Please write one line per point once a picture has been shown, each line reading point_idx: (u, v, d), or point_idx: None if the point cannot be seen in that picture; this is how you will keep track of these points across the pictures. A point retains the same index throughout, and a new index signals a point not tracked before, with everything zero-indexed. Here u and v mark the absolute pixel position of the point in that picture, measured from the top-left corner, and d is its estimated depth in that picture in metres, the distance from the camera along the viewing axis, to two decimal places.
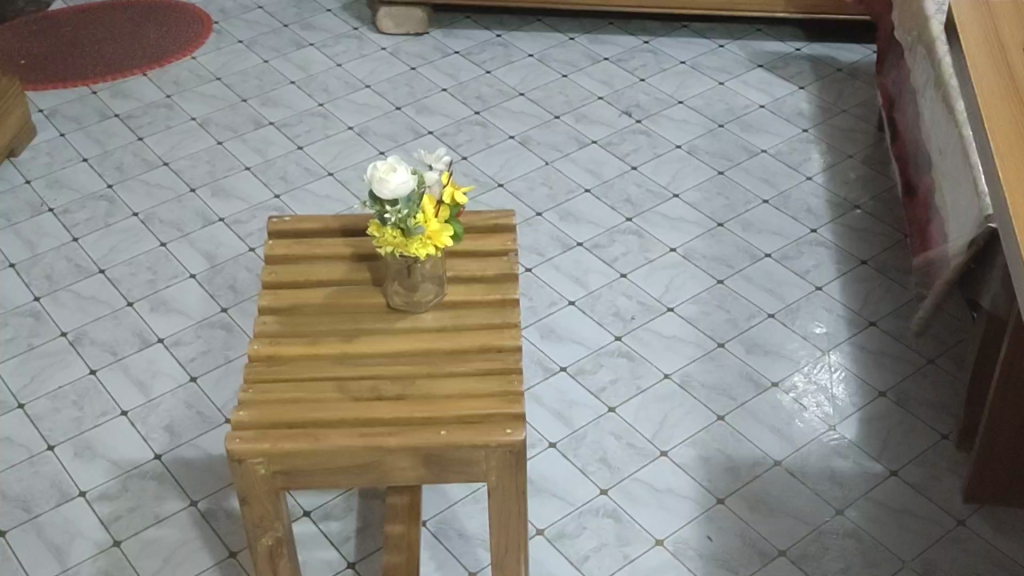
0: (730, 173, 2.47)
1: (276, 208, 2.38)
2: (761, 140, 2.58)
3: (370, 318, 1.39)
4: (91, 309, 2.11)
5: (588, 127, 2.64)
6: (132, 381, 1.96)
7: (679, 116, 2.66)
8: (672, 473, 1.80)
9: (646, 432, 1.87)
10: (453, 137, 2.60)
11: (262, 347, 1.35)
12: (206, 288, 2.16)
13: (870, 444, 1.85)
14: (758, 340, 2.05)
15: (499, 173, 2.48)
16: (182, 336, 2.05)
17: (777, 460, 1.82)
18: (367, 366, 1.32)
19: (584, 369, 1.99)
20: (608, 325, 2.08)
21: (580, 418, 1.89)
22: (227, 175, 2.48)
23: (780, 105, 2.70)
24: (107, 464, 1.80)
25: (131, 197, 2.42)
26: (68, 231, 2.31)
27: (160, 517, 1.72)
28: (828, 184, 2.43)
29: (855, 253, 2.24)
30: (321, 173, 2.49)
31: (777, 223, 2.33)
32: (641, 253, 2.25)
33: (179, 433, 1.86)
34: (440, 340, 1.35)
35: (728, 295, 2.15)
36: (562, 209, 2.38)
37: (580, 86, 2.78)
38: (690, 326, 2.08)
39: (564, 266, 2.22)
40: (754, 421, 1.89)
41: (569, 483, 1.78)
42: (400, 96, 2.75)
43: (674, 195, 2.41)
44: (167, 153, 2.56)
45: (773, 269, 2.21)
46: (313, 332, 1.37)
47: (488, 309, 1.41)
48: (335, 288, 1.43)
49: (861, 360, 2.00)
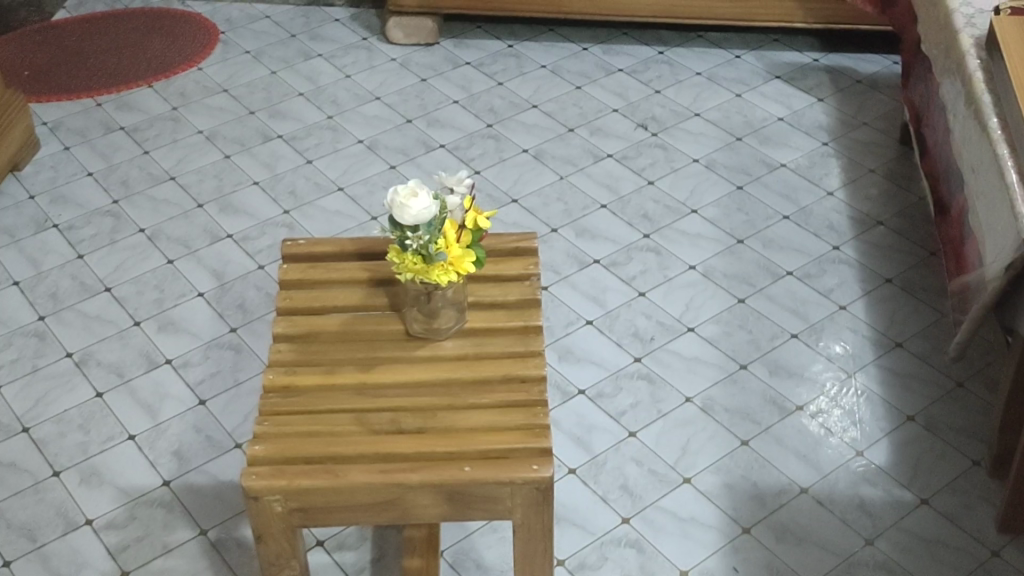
0: (750, 188, 2.42)
1: (286, 223, 2.34)
2: (781, 153, 2.53)
3: (388, 346, 1.33)
4: (97, 329, 2.06)
5: (603, 140, 2.58)
6: (140, 404, 1.91)
7: (696, 129, 2.61)
8: (696, 501, 1.75)
9: (668, 458, 1.82)
10: (465, 151, 2.55)
11: (277, 377, 1.28)
12: (215, 307, 2.11)
13: (899, 471, 1.79)
14: (782, 362, 2.00)
15: (513, 188, 2.44)
16: (190, 357, 2.00)
17: (804, 488, 1.77)
18: (387, 397, 1.26)
19: (603, 392, 1.93)
20: (627, 345, 2.03)
21: (601, 443, 1.84)
22: (235, 190, 2.43)
23: (799, 117, 2.65)
24: (115, 491, 1.75)
25: (138, 213, 2.37)
26: (74, 248, 2.26)
27: (168, 547, 1.66)
28: (849, 200, 2.38)
29: (880, 271, 2.19)
30: (332, 188, 2.44)
31: (798, 240, 2.28)
32: (659, 271, 2.20)
33: (189, 459, 1.80)
34: (463, 370, 1.29)
35: (751, 314, 2.10)
36: (578, 225, 2.33)
37: (594, 98, 2.73)
38: (712, 346, 2.03)
39: (581, 284, 2.17)
40: (780, 446, 1.84)
41: (590, 512, 1.73)
42: (412, 108, 2.70)
43: (692, 211, 2.36)
44: (174, 167, 2.51)
45: (796, 288, 2.16)
46: (331, 360, 1.31)
47: (511, 337, 1.34)
48: (352, 315, 1.37)
49: (888, 383, 1.95)
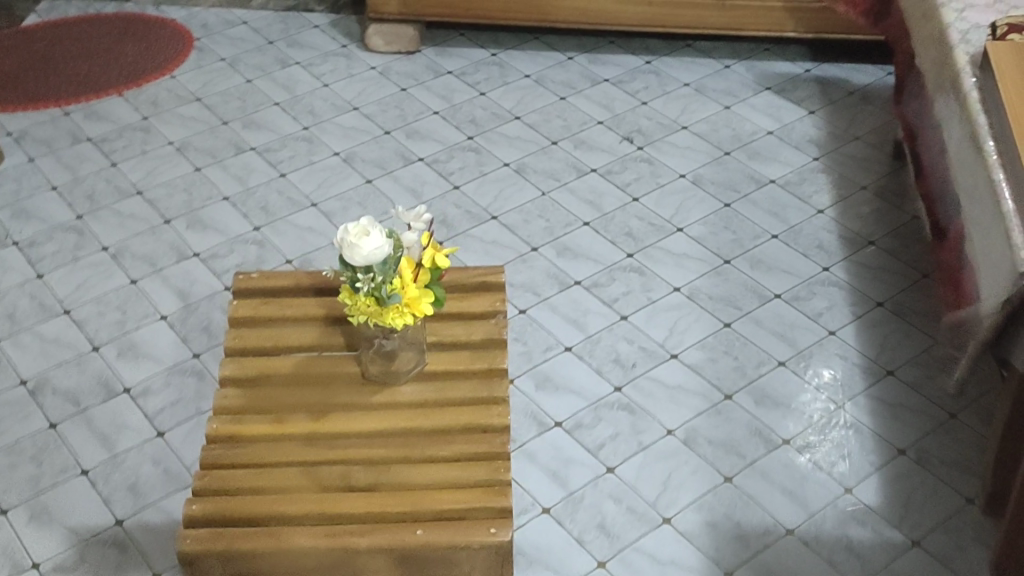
0: (738, 205, 2.34)
1: (256, 240, 2.25)
2: (770, 169, 2.44)
3: (344, 390, 1.27)
4: (55, 353, 1.98)
5: (587, 154, 2.50)
6: (96, 434, 1.82)
7: (683, 142, 2.53)
8: (677, 542, 1.66)
9: (648, 495, 1.73)
10: (444, 165, 2.47)
11: (223, 426, 1.23)
12: (179, 330, 2.03)
13: (888, 510, 1.71)
14: (768, 390, 1.91)
15: (493, 204, 2.35)
16: (151, 385, 1.91)
17: (790, 528, 1.68)
18: (338, 449, 1.20)
19: (582, 423, 1.85)
20: (608, 372, 1.95)
21: (578, 478, 1.76)
22: (205, 205, 2.35)
23: (789, 131, 2.56)
24: (65, 531, 1.67)
25: (103, 228, 2.28)
26: (34, 266, 2.18)
27: None
28: (840, 219, 2.29)
29: (870, 294, 2.11)
30: (305, 203, 2.35)
31: (787, 260, 2.19)
32: (643, 293, 2.11)
33: (144, 494, 1.72)
34: (420, 419, 1.23)
35: (737, 339, 2.01)
36: (560, 243, 2.24)
37: (579, 110, 2.65)
38: (696, 374, 1.95)
39: (561, 306, 2.09)
40: (766, 482, 1.75)
41: (565, 554, 1.64)
42: (391, 119, 2.62)
43: (678, 229, 2.28)
44: (142, 181, 2.42)
45: (784, 311, 2.07)
46: (282, 406, 1.25)
47: (474, 381, 1.28)
48: (306, 355, 1.31)
49: (878, 414, 1.87)
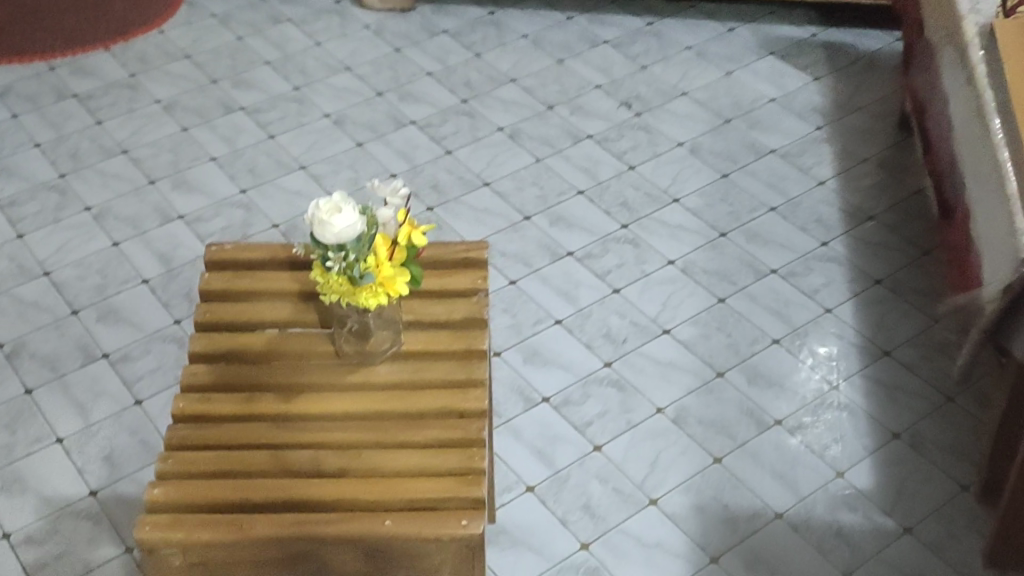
0: (736, 176, 2.28)
1: (242, 203, 2.20)
2: (771, 138, 2.38)
3: (316, 370, 1.22)
4: (33, 317, 1.93)
5: (584, 120, 2.44)
6: (72, 402, 1.78)
7: (683, 109, 2.46)
8: (663, 525, 1.63)
9: (635, 475, 1.69)
10: (437, 129, 2.40)
11: (189, 406, 1.19)
12: (160, 295, 1.98)
13: (881, 495, 1.67)
14: (762, 369, 1.87)
15: (485, 170, 2.29)
16: (130, 351, 1.87)
17: (779, 512, 1.65)
18: (307, 433, 1.16)
19: (570, 399, 1.81)
20: (598, 347, 1.90)
21: (564, 457, 1.72)
22: (191, 166, 2.29)
23: (792, 99, 2.50)
24: (38, 501, 1.64)
25: (85, 188, 2.23)
26: (14, 226, 2.13)
27: (91, 566, 1.56)
28: (840, 192, 2.24)
29: (869, 271, 2.06)
30: (293, 166, 2.30)
31: (785, 234, 2.14)
32: (637, 266, 2.06)
33: (119, 465, 1.69)
34: (394, 403, 1.19)
35: (731, 315, 1.96)
36: (553, 212, 2.19)
37: (576, 74, 2.58)
38: (688, 350, 1.90)
39: (553, 278, 2.04)
40: (756, 464, 1.71)
41: (548, 535, 1.61)
42: (383, 80, 2.55)
43: (674, 199, 2.22)
44: (128, 140, 2.36)
45: (781, 287, 2.02)
46: (252, 386, 1.21)
47: (451, 363, 1.24)
48: (279, 332, 1.26)
49: (873, 395, 1.82)
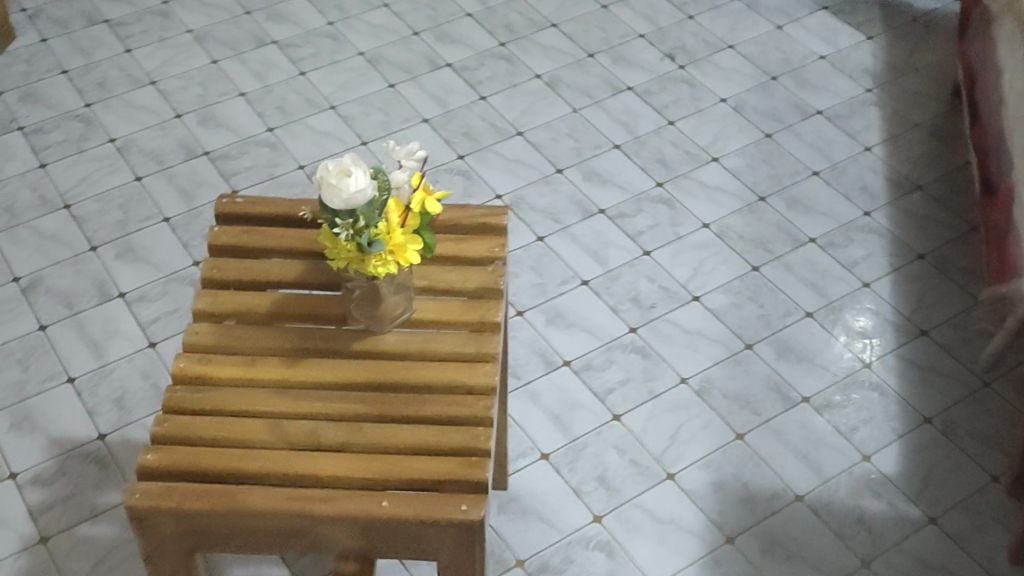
0: (780, 137, 2.19)
1: (269, 142, 2.14)
2: (819, 98, 2.28)
3: (322, 335, 1.19)
4: (51, 251, 1.90)
5: (625, 70, 2.35)
6: (86, 341, 1.76)
7: (729, 64, 2.37)
8: (679, 501, 1.58)
9: (653, 448, 1.65)
10: (473, 73, 2.33)
11: (191, 366, 1.16)
12: (180, 235, 1.94)
13: (908, 482, 1.61)
14: (792, 343, 1.80)
15: (520, 118, 2.22)
16: (147, 292, 1.84)
17: (800, 494, 1.59)
18: (308, 401, 1.12)
19: (592, 365, 1.76)
20: (624, 312, 1.84)
21: (582, 425, 1.67)
22: (219, 100, 2.24)
23: (844, 57, 2.39)
24: (46, 441, 1.63)
25: (111, 119, 2.18)
26: (37, 155, 2.09)
27: (96, 511, 1.54)
28: (888, 159, 2.14)
29: (912, 244, 1.97)
30: (323, 105, 2.24)
31: (827, 201, 2.06)
32: (670, 228, 1.99)
33: (130, 409, 1.67)
34: (400, 374, 1.15)
35: (764, 285, 1.90)
36: (587, 166, 2.12)
37: (621, 21, 2.48)
38: (717, 320, 1.84)
39: (582, 236, 1.98)
40: (779, 443, 1.66)
41: (559, 504, 1.57)
42: (421, 19, 2.47)
43: (713, 159, 2.14)
44: (157, 70, 2.31)
45: (818, 258, 1.95)
46: (255, 349, 1.18)
47: (462, 334, 1.19)
48: (287, 293, 1.23)
49: (906, 377, 1.76)
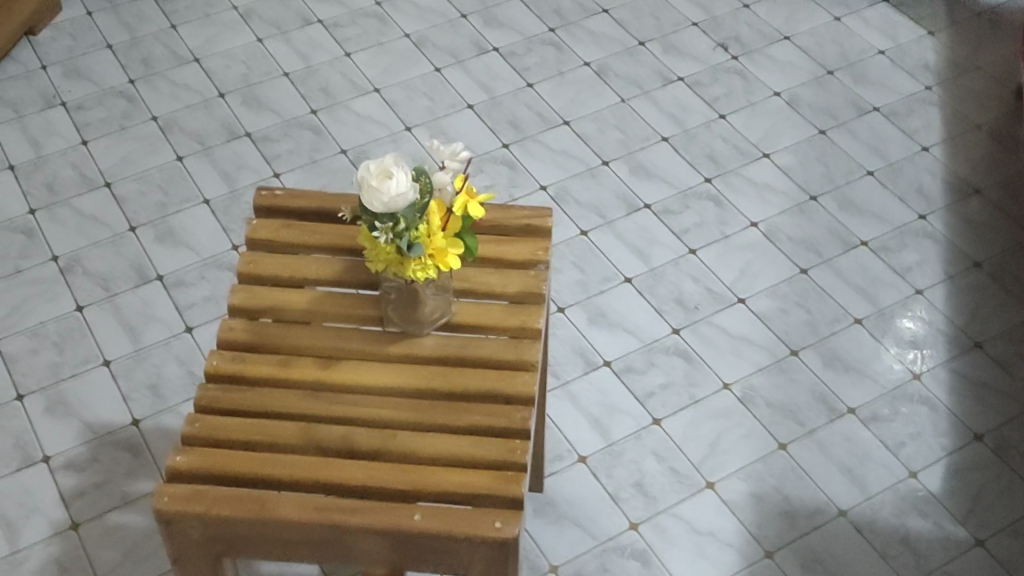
0: (834, 135, 2.13)
1: (311, 125, 2.12)
2: (876, 95, 2.22)
3: (358, 336, 1.15)
4: (90, 231, 1.89)
5: (676, 60, 2.29)
6: (123, 325, 1.75)
7: (784, 56, 2.30)
8: (717, 512, 1.55)
9: (693, 456, 1.61)
10: (520, 59, 2.28)
11: (223, 364, 1.12)
12: (219, 218, 1.92)
13: (955, 502, 1.56)
14: (840, 351, 1.75)
15: (567, 108, 2.17)
16: (185, 276, 1.82)
17: (843, 510, 1.55)
18: (342, 406, 1.09)
19: (632, 367, 1.72)
20: (667, 313, 1.80)
21: (620, 429, 1.64)
22: (263, 80, 2.21)
23: (903, 53, 2.32)
24: (80, 426, 1.62)
25: (154, 97, 2.16)
26: (79, 132, 2.08)
27: (128, 499, 1.53)
28: (945, 161, 2.08)
29: (968, 252, 1.91)
30: (367, 88, 2.20)
31: (880, 204, 2.00)
32: (717, 227, 1.95)
33: (165, 396, 1.66)
34: (437, 380, 1.11)
35: (812, 290, 1.85)
36: (633, 160, 2.07)
37: (673, 9, 2.42)
38: (762, 324, 1.79)
39: (626, 232, 1.93)
40: (823, 455, 1.61)
41: (595, 511, 1.54)
42: (469, 2, 2.43)
43: (764, 155, 2.09)
44: (201, 47, 2.28)
45: (869, 262, 1.89)
46: (289, 348, 1.14)
47: (502, 340, 1.15)
48: (325, 292, 1.19)
49: (958, 391, 1.70)
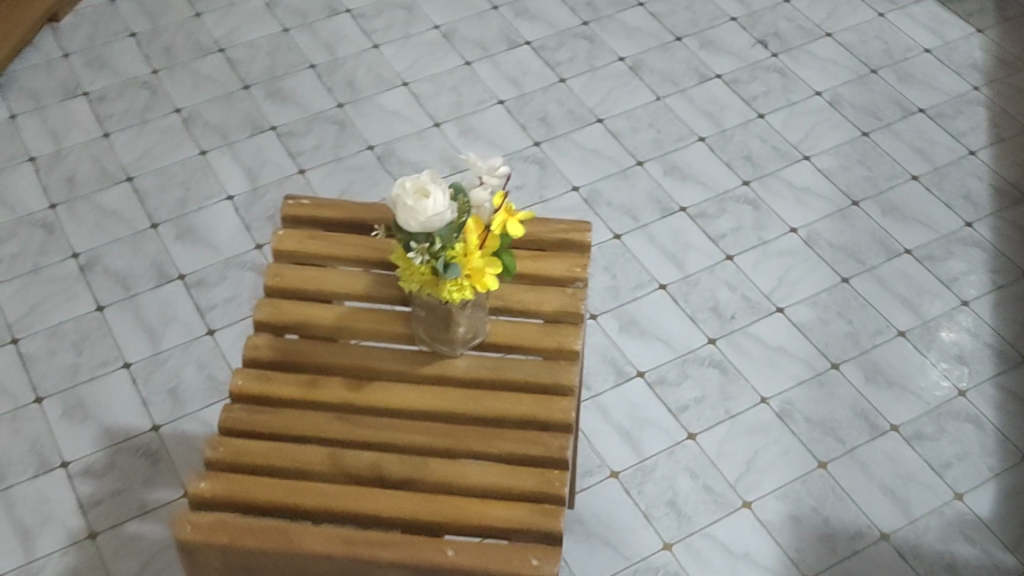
0: (877, 136, 2.05)
1: (337, 119, 2.06)
2: (921, 95, 2.14)
3: (388, 355, 1.09)
4: (110, 228, 1.85)
5: (713, 56, 2.22)
6: (142, 326, 1.70)
7: (825, 53, 2.23)
8: (754, 533, 1.48)
9: (729, 473, 1.55)
10: (552, 53, 2.22)
11: (248, 384, 1.07)
12: (242, 216, 1.87)
13: (1004, 528, 1.50)
14: (883, 365, 1.68)
15: (600, 105, 2.11)
16: (206, 276, 1.77)
17: (886, 534, 1.49)
18: (371, 430, 1.03)
19: (665, 378, 1.66)
20: (703, 321, 1.74)
21: (653, 444, 1.58)
22: (288, 72, 2.15)
23: (950, 51, 2.24)
24: (98, 431, 1.57)
25: (177, 88, 2.11)
26: (100, 124, 2.03)
27: (146, 509, 1.49)
28: (993, 166, 2.00)
29: (1017, 262, 1.84)
30: (394, 82, 2.14)
31: (925, 209, 1.92)
32: (755, 231, 1.88)
33: (184, 401, 1.61)
34: (471, 404, 1.05)
35: (854, 299, 1.78)
36: (668, 160, 2.00)
37: (711, 2, 2.35)
38: (801, 335, 1.72)
39: (660, 236, 1.87)
40: (865, 475, 1.55)
41: (627, 530, 1.48)
42: None
43: (804, 157, 2.01)
44: (225, 37, 2.23)
45: (914, 271, 1.82)
46: (317, 367, 1.09)
47: (538, 362, 1.09)
48: (354, 307, 1.13)
49: (1006, 409, 1.63)
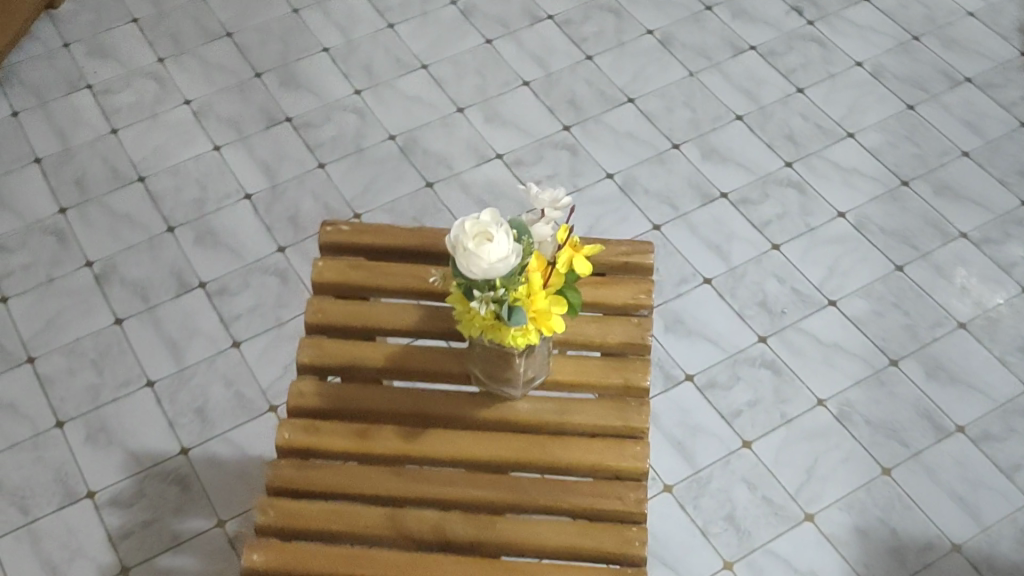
0: (923, 109, 1.95)
1: (355, 107, 1.96)
2: (968, 62, 2.03)
3: (444, 399, 1.01)
4: (125, 234, 1.75)
5: (747, 26, 2.11)
6: (164, 341, 1.62)
7: (864, 20, 2.12)
8: (818, 547, 1.41)
9: (788, 483, 1.47)
10: (578, 28, 2.11)
11: (296, 436, 0.99)
12: (262, 217, 1.78)
13: None
14: (944, 360, 1.60)
15: (630, 83, 2.00)
16: (228, 284, 1.69)
17: (957, 544, 1.42)
18: (432, 486, 0.96)
19: (716, 382, 1.58)
20: (752, 318, 1.65)
21: (707, 454, 1.50)
22: (301, 57, 2.05)
23: (995, 13, 2.13)
24: (124, 456, 1.49)
25: (186, 78, 2.01)
26: (108, 119, 1.93)
27: (179, 539, 1.42)
28: None
29: None
30: (413, 64, 2.04)
31: (979, 188, 1.83)
32: (801, 218, 1.79)
33: (213, 421, 1.53)
34: (538, 453, 0.97)
35: (909, 289, 1.69)
36: (705, 141, 1.90)
37: None
38: (856, 329, 1.64)
39: (702, 226, 1.78)
40: (932, 481, 1.47)
41: (685, 548, 1.41)
42: None
43: (849, 134, 1.91)
44: (233, 20, 2.12)
45: (970, 256, 1.73)
46: (368, 414, 1.01)
47: (606, 401, 1.01)
48: (403, 345, 1.04)
49: None
